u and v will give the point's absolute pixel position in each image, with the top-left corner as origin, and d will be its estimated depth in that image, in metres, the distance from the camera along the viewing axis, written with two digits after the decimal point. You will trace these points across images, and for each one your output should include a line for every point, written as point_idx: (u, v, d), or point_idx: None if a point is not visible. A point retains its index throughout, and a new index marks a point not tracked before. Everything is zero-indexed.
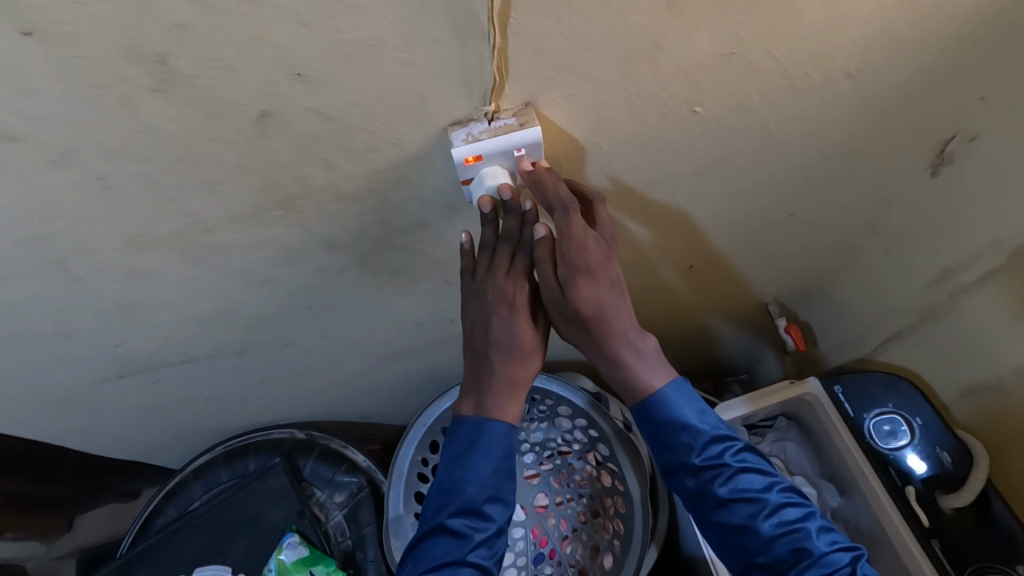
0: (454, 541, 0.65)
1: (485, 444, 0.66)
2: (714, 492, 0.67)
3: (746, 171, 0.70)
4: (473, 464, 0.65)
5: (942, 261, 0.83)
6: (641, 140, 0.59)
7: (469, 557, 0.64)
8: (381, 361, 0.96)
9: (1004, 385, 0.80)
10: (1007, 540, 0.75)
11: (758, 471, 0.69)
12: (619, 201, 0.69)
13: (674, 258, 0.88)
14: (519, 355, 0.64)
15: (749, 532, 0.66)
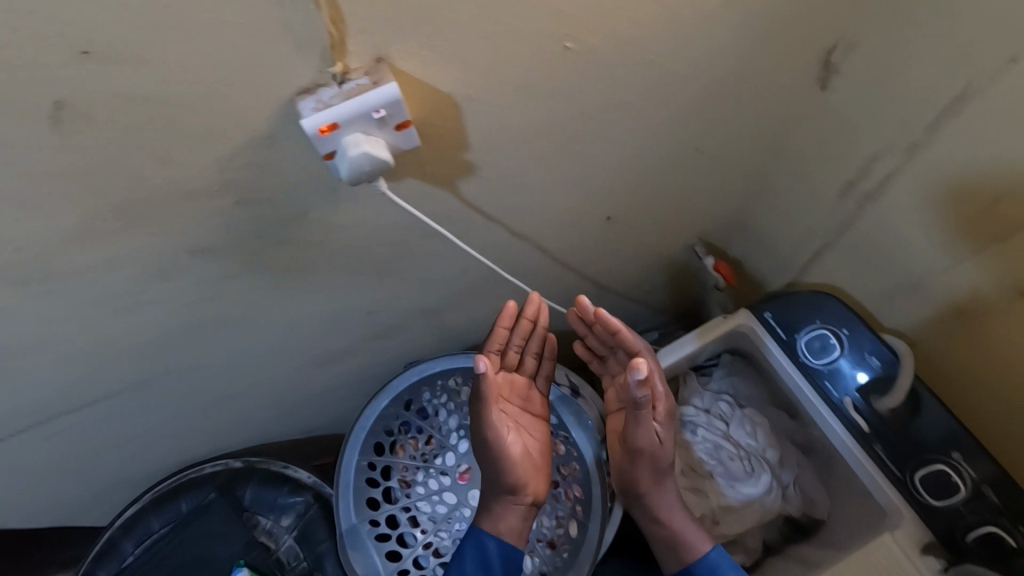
0: None
1: (485, 555, 0.80)
2: None
3: (639, 109, 0.68)
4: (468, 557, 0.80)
5: (845, 174, 0.84)
6: (519, 86, 0.55)
7: None
8: (307, 372, 0.90)
9: (918, 283, 0.82)
10: (942, 430, 0.76)
11: None
12: (517, 159, 0.66)
13: (591, 213, 0.86)
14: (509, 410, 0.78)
15: None
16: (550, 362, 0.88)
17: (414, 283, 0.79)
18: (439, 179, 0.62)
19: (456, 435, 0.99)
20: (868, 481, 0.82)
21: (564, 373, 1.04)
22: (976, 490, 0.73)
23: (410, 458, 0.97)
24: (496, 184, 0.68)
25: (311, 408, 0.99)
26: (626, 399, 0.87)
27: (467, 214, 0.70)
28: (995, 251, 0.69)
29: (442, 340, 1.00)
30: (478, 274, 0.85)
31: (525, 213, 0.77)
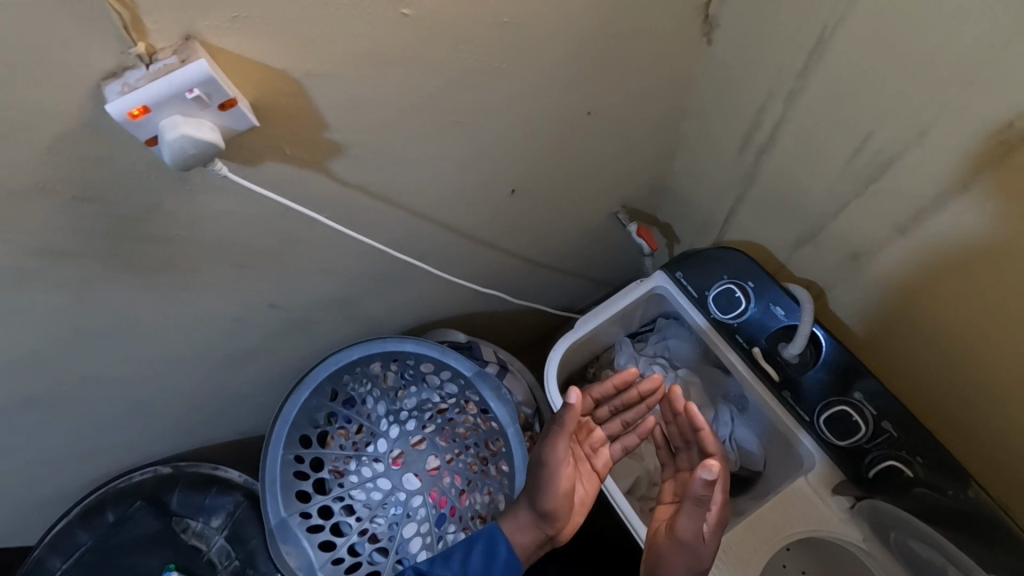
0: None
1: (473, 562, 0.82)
2: None
3: (511, 75, 0.67)
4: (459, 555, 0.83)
5: (741, 127, 0.84)
6: (364, 58, 0.54)
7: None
8: (223, 371, 0.88)
9: (818, 231, 0.83)
10: (845, 371, 0.78)
11: None
12: (390, 135, 0.64)
13: (492, 186, 0.85)
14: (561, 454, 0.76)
15: None
16: (635, 438, 0.86)
17: (313, 270, 0.78)
18: (305, 161, 0.61)
19: (385, 421, 0.98)
20: (784, 428, 0.83)
21: (491, 350, 1.04)
22: (877, 426, 0.75)
23: (340, 448, 0.96)
24: (373, 162, 0.67)
25: (237, 407, 0.98)
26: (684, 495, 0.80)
27: (349, 195, 0.69)
28: (873, 194, 0.69)
29: (365, 327, 1.00)
30: (384, 257, 0.84)
31: (416, 190, 0.76)
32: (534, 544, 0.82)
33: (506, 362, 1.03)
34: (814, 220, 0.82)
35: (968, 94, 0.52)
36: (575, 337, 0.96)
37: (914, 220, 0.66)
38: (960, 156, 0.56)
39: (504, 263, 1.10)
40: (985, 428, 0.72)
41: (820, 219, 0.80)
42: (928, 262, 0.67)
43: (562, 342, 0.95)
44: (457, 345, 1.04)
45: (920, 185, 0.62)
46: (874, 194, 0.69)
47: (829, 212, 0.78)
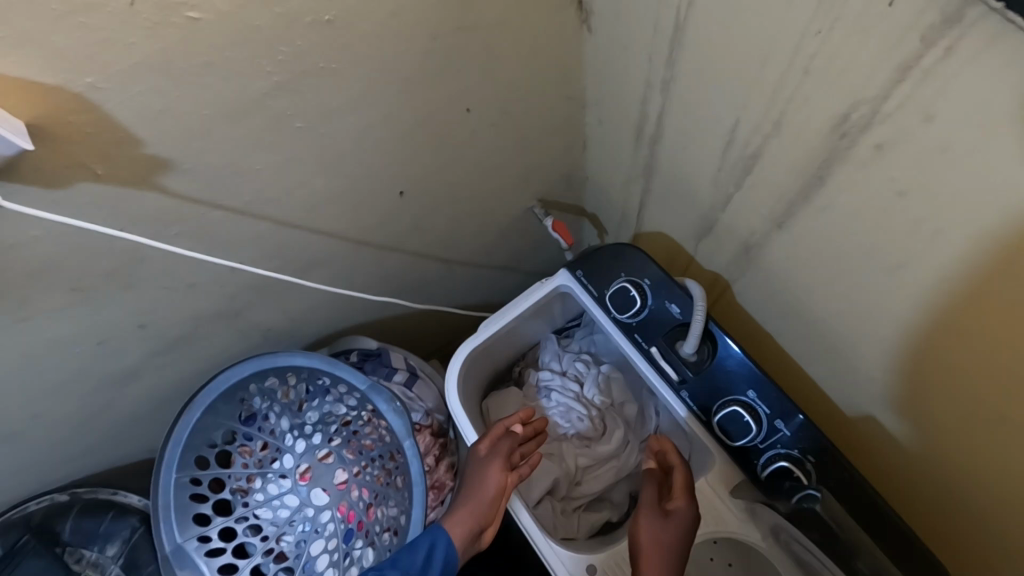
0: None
1: (435, 556, 0.79)
2: None
3: (356, 75, 0.62)
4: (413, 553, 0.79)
5: (630, 117, 0.81)
6: (160, 67, 0.49)
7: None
8: (103, 396, 0.84)
9: (712, 222, 0.80)
10: (738, 368, 0.75)
11: None
12: (225, 145, 0.60)
13: (374, 189, 0.81)
14: (503, 456, 0.86)
15: None
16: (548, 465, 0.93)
17: (179, 287, 0.74)
18: (125, 179, 0.57)
19: (290, 436, 0.95)
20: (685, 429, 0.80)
21: (401, 357, 1.01)
22: (770, 426, 0.73)
23: (243, 466, 0.93)
24: (214, 175, 0.62)
25: (134, 428, 0.94)
26: None
27: (196, 210, 0.65)
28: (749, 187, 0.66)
29: (265, 338, 0.96)
30: (264, 267, 0.80)
31: (280, 199, 0.72)
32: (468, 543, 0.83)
33: (415, 368, 1.01)
34: (706, 211, 0.79)
35: (807, 85, 0.48)
36: (478, 342, 0.92)
37: (786, 213, 0.63)
38: (813, 149, 0.53)
39: (414, 263, 1.06)
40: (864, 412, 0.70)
41: (712, 211, 0.77)
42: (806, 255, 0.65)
43: (464, 347, 0.91)
44: (367, 352, 1.01)
45: (785, 178, 0.59)
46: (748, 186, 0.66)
47: (717, 204, 0.75)
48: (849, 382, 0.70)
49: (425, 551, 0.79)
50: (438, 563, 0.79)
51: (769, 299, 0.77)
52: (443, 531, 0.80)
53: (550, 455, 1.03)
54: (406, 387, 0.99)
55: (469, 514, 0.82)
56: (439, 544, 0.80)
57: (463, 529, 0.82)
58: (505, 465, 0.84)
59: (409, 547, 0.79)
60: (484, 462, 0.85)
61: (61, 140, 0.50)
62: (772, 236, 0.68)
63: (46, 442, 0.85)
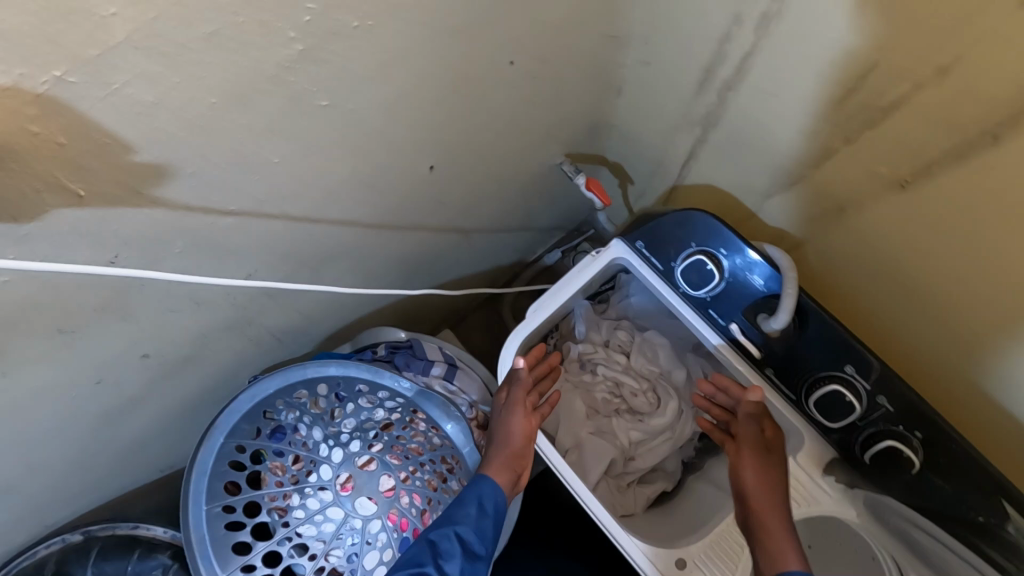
0: (433, 543, 0.70)
1: (484, 510, 0.72)
2: None
3: (392, 33, 0.48)
4: (463, 510, 0.72)
5: (696, 59, 0.69)
6: (154, 44, 0.35)
7: (430, 537, 0.70)
8: (106, 430, 0.73)
9: (791, 176, 0.70)
10: (836, 343, 0.68)
11: None
12: (237, 137, 0.47)
13: (400, 168, 0.68)
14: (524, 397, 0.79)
15: None
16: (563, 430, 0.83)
17: (184, 308, 0.62)
18: (114, 197, 0.43)
19: (324, 446, 0.85)
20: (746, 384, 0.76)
21: (437, 348, 0.91)
22: (871, 402, 0.66)
23: (277, 485, 0.84)
24: (222, 176, 0.49)
25: (143, 454, 0.84)
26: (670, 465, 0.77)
27: (201, 221, 0.52)
28: (869, 137, 0.56)
29: (277, 341, 0.84)
30: (279, 271, 0.68)
31: (297, 193, 0.58)
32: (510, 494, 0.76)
33: (454, 358, 0.91)
34: (790, 165, 0.69)
35: None
36: (526, 331, 0.83)
37: (921, 169, 0.53)
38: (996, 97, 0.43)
39: (435, 239, 0.94)
40: (974, 388, 0.63)
41: (799, 166, 0.68)
42: (941, 216, 0.55)
43: (514, 337, 0.81)
44: (397, 344, 0.91)
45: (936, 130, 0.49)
46: (865, 138, 0.56)
47: (810, 158, 0.65)
48: (967, 359, 0.62)
49: (476, 505, 0.72)
50: (489, 514, 0.73)
51: (865, 254, 0.67)
52: (489, 481, 0.73)
53: (602, 433, 0.97)
54: (446, 380, 0.89)
55: (507, 463, 0.76)
56: (488, 496, 0.73)
57: (506, 479, 0.76)
58: (529, 403, 0.78)
59: (458, 503, 0.72)
60: (507, 409, 0.78)
61: (27, 159, 0.36)
62: (883, 193, 0.59)
63: (45, 487, 0.74)
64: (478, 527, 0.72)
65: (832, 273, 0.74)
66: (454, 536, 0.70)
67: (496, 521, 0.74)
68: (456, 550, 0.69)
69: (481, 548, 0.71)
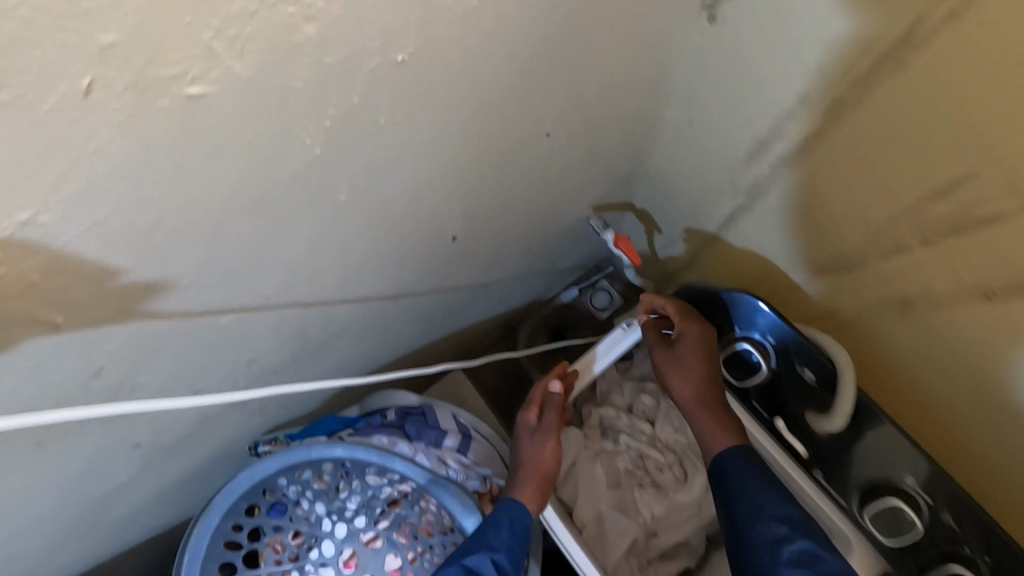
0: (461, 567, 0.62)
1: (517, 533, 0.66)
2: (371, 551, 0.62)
3: (422, 121, 0.43)
4: (496, 534, 0.65)
5: (749, 131, 0.63)
6: (149, 171, 0.29)
7: (464, 560, 0.62)
8: (93, 513, 0.67)
9: (848, 262, 0.64)
10: (897, 454, 0.61)
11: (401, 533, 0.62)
12: (244, 243, 0.41)
13: (421, 242, 0.62)
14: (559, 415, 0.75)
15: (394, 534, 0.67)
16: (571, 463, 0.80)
17: (181, 398, 0.56)
18: (100, 318, 0.37)
19: (328, 521, 0.77)
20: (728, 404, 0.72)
21: (450, 416, 0.85)
22: (937, 521, 0.59)
23: (275, 563, 0.76)
24: (225, 280, 0.43)
25: (133, 525, 0.78)
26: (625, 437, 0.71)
27: (201, 323, 0.46)
28: (959, 239, 0.51)
29: (281, 407, 0.78)
30: (286, 351, 0.63)
31: (309, 282, 0.52)
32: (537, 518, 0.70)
33: (468, 428, 0.84)
34: (851, 251, 0.63)
35: None
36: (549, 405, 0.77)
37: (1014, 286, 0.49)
38: None
39: (453, 297, 0.88)
40: None
41: (860, 252, 0.61)
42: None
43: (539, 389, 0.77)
44: (408, 409, 0.86)
45: None
46: (953, 241, 0.51)
47: (876, 249, 0.59)
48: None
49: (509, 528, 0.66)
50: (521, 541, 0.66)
51: (925, 352, 0.61)
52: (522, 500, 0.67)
53: (623, 508, 0.89)
54: (460, 453, 0.83)
55: (540, 488, 0.70)
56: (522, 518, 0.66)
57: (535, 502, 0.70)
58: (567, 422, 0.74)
59: (492, 525, 0.65)
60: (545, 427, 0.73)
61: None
62: (963, 298, 0.54)
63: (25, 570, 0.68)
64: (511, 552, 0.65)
65: (878, 366, 0.68)
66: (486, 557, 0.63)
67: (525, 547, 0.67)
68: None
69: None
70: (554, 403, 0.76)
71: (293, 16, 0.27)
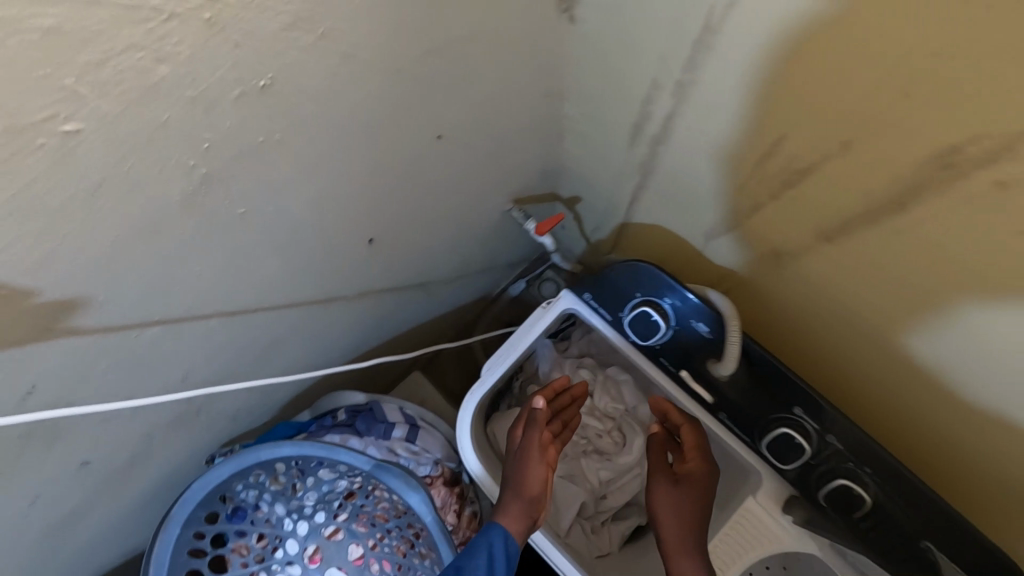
0: None
1: (496, 560, 0.71)
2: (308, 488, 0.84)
3: (307, 139, 0.47)
4: (473, 560, 0.70)
5: (627, 118, 0.69)
6: (42, 203, 0.34)
7: None
8: (52, 541, 0.70)
9: (729, 225, 0.71)
10: (782, 383, 0.69)
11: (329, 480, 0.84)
12: (152, 261, 0.45)
13: (342, 247, 0.67)
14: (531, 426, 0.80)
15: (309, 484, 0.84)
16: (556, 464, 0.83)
17: (121, 414, 0.61)
18: (18, 341, 0.42)
19: (288, 520, 0.83)
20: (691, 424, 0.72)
21: (397, 410, 0.91)
22: (821, 440, 0.68)
23: (241, 566, 0.81)
24: (137, 297, 0.48)
25: (104, 546, 0.81)
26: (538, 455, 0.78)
27: (126, 339, 0.51)
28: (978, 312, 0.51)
29: (233, 418, 0.82)
30: (221, 362, 0.66)
31: (227, 293, 0.57)
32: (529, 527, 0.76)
33: (414, 417, 0.90)
34: (778, 240, 0.65)
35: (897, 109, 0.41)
36: (483, 389, 0.83)
37: (838, 227, 0.55)
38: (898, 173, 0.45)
39: (392, 299, 0.93)
40: (896, 416, 0.67)
41: (791, 243, 0.63)
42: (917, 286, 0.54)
43: (470, 399, 0.82)
44: (357, 408, 0.91)
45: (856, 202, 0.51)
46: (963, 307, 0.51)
47: (862, 289, 0.59)
48: (894, 389, 0.66)
49: (487, 554, 0.71)
50: (502, 561, 0.71)
51: (885, 366, 0.64)
52: (499, 529, 0.73)
53: (572, 477, 0.96)
54: (408, 441, 0.89)
55: (524, 511, 0.75)
56: (497, 544, 0.72)
57: (519, 528, 0.75)
58: (539, 446, 0.78)
59: (470, 551, 0.71)
60: (522, 456, 0.78)
61: None
62: (961, 351, 0.55)
63: None
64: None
65: (774, 309, 0.73)
66: None
67: (510, 567, 0.72)
68: None
69: None
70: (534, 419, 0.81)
71: (147, 61, 0.32)
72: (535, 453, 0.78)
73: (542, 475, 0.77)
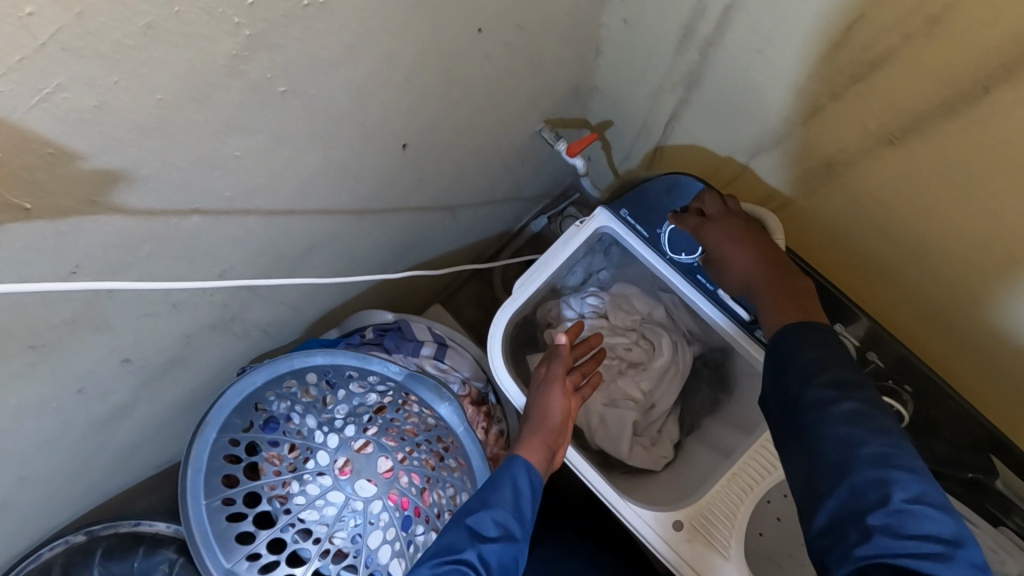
0: (465, 533, 0.65)
1: (521, 491, 0.70)
2: (339, 402, 0.84)
3: (351, 10, 0.45)
4: (497, 494, 0.69)
5: (676, 18, 0.65)
6: (87, 45, 0.33)
7: (484, 548, 0.64)
8: (96, 436, 0.71)
9: (779, 137, 0.67)
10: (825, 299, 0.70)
11: (359, 394, 0.84)
12: (194, 135, 0.44)
13: (374, 151, 0.64)
14: (550, 365, 0.81)
15: (338, 399, 0.84)
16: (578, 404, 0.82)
17: (162, 309, 0.61)
18: (66, 209, 0.41)
19: (319, 432, 0.85)
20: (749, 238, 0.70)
21: (425, 329, 0.91)
22: (861, 358, 0.68)
23: (275, 474, 0.84)
24: (182, 176, 0.46)
25: (143, 451, 0.83)
26: (556, 386, 0.79)
27: (168, 225, 0.50)
28: None
29: (263, 332, 0.82)
30: (253, 269, 0.65)
31: (266, 186, 0.55)
32: (549, 458, 0.74)
33: (442, 338, 0.91)
34: (835, 149, 0.62)
35: None
36: (515, 306, 0.81)
37: (909, 124, 0.53)
38: None
39: (419, 220, 0.90)
40: (939, 341, 0.67)
41: (849, 152, 0.60)
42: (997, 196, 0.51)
43: (502, 314, 0.80)
44: (384, 326, 0.90)
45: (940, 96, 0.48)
46: None
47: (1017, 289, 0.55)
48: (939, 317, 0.65)
49: (511, 487, 0.69)
50: (528, 495, 0.70)
51: (987, 361, 0.63)
52: (520, 459, 0.71)
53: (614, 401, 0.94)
54: (437, 359, 0.90)
55: (543, 439, 0.74)
56: (522, 475, 0.70)
57: (541, 457, 0.73)
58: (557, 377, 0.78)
59: (493, 486, 0.69)
60: (544, 389, 0.79)
61: None
62: None
63: (43, 495, 0.74)
64: (517, 513, 0.68)
65: (815, 238, 0.73)
66: (489, 544, 0.65)
67: (533, 503, 0.71)
68: (495, 533, 0.66)
69: (521, 529, 0.68)
70: (556, 357, 0.82)
71: None
72: (554, 386, 0.79)
73: (560, 407, 0.76)
